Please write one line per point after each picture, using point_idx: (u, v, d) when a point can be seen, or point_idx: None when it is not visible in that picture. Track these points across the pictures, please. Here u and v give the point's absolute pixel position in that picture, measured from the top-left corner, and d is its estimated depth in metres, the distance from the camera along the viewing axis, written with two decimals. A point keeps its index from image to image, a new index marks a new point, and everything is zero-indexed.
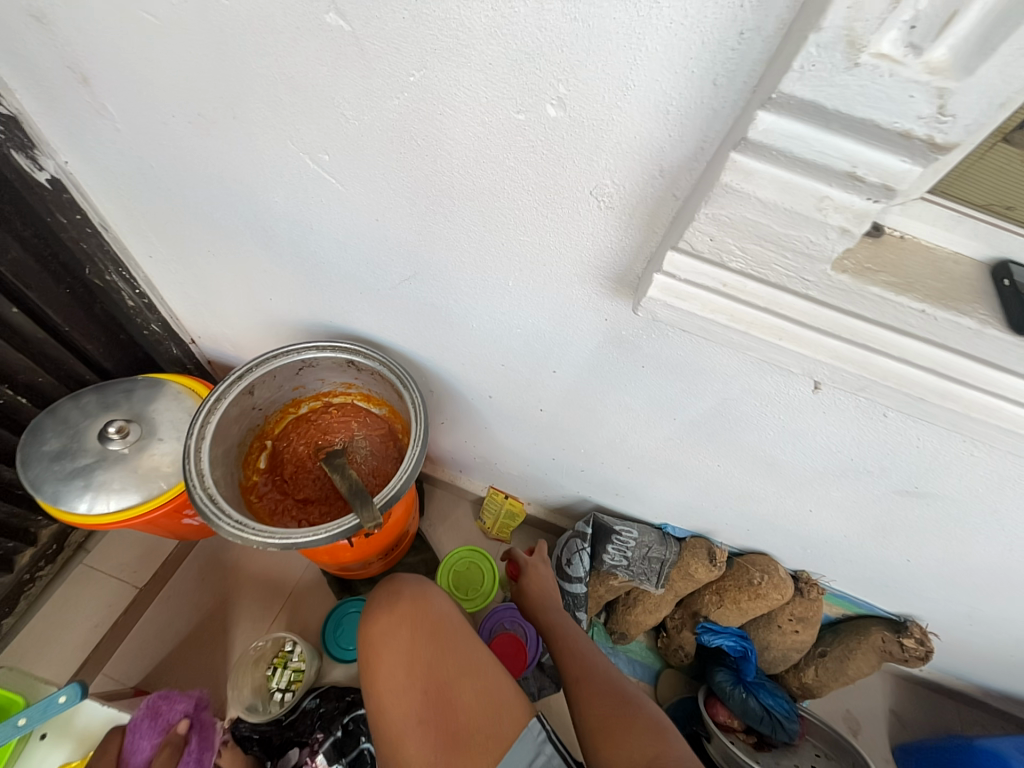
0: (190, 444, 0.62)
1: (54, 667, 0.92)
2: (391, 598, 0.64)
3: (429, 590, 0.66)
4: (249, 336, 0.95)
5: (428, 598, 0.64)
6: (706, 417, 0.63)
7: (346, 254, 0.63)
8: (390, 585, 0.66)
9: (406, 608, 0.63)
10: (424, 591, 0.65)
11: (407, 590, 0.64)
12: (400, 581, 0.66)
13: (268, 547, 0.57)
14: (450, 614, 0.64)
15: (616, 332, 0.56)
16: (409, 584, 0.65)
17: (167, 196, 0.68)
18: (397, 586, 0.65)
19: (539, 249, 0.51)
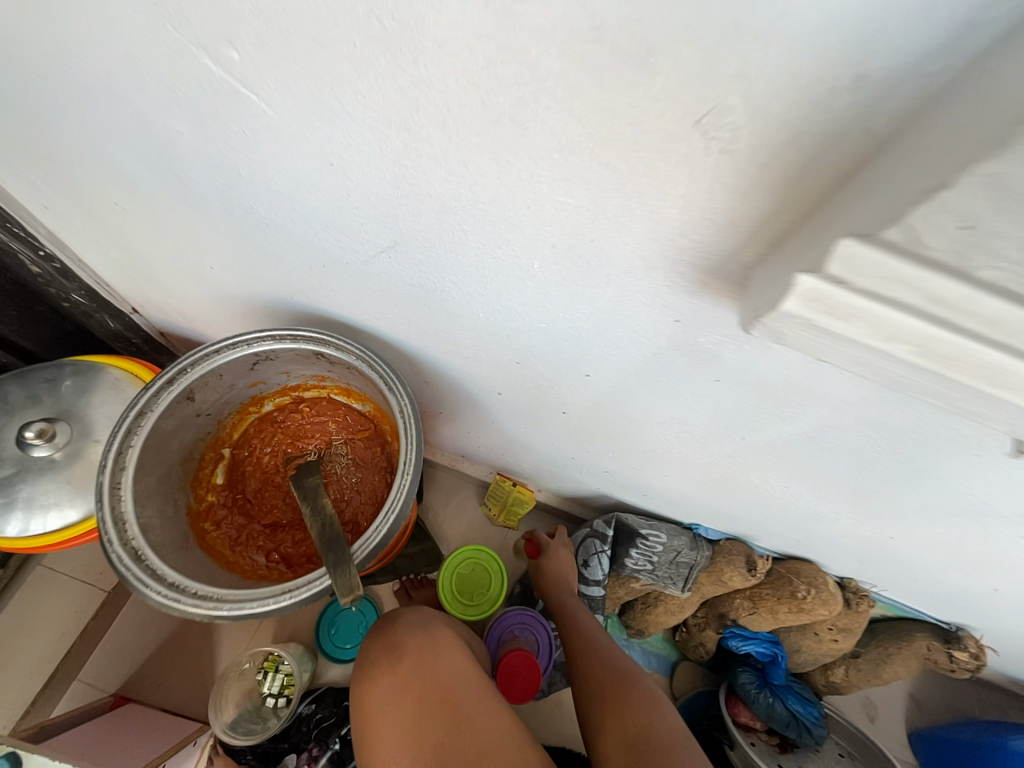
0: (104, 483, 0.46)
1: (20, 678, 0.84)
2: (388, 649, 0.54)
3: (432, 636, 0.56)
4: (197, 308, 0.76)
5: (430, 648, 0.55)
6: (790, 441, 0.48)
7: (297, 214, 0.44)
8: (387, 634, 0.56)
9: (404, 661, 0.53)
10: (425, 639, 0.55)
11: (406, 638, 0.55)
12: (399, 625, 0.57)
13: (215, 621, 0.43)
14: (454, 665, 0.54)
15: (689, 339, 0.39)
16: (408, 630, 0.56)
17: (30, 122, 0.46)
18: (396, 632, 0.56)
19: (586, 218, 0.32)
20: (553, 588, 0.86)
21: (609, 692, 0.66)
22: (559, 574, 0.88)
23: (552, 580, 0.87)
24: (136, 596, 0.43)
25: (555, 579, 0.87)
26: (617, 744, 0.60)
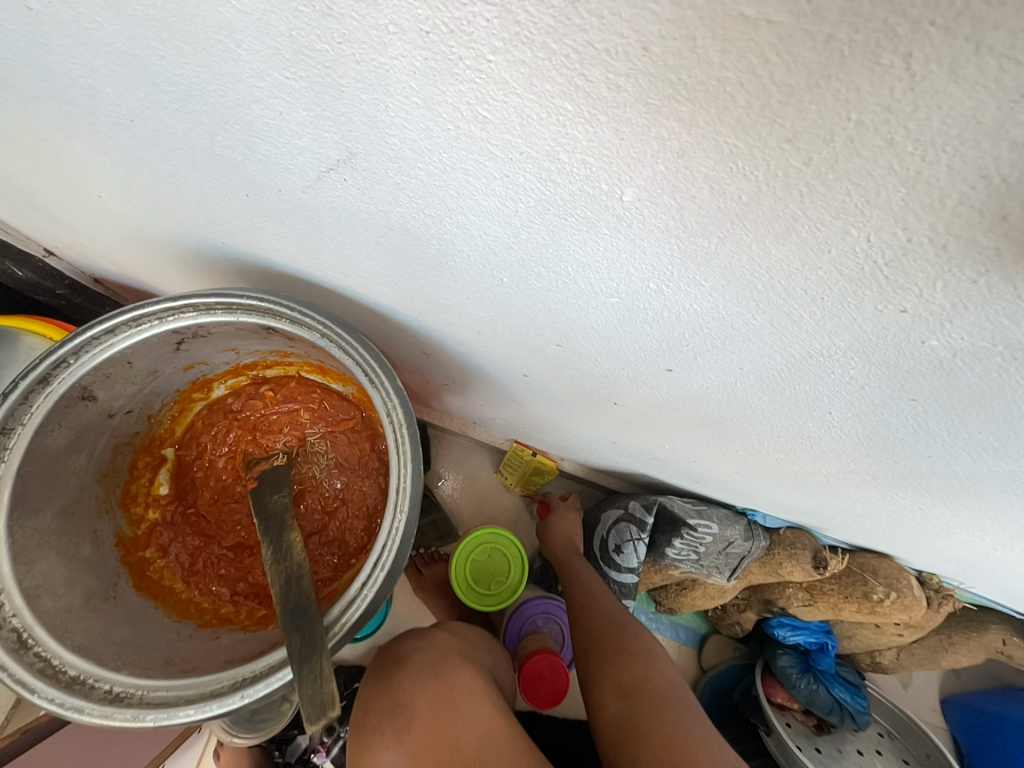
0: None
1: None
2: (391, 712, 0.39)
3: (449, 685, 0.40)
4: (117, 251, 0.57)
5: (447, 701, 0.39)
6: (982, 474, 0.31)
7: (169, 97, 0.24)
8: (389, 691, 0.41)
9: (413, 727, 0.37)
10: (440, 689, 0.40)
11: (414, 692, 0.40)
12: (406, 673, 0.43)
13: (140, 730, 0.31)
14: (480, 714, 0.39)
15: (913, 339, 0.20)
16: (416, 681, 0.41)
17: None
18: (400, 687, 0.41)
19: (807, 65, 0.12)
20: (560, 546, 0.80)
21: (609, 645, 0.60)
22: (570, 538, 0.82)
23: (560, 541, 0.81)
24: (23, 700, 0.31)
25: (561, 538, 0.81)
26: (614, 699, 0.54)
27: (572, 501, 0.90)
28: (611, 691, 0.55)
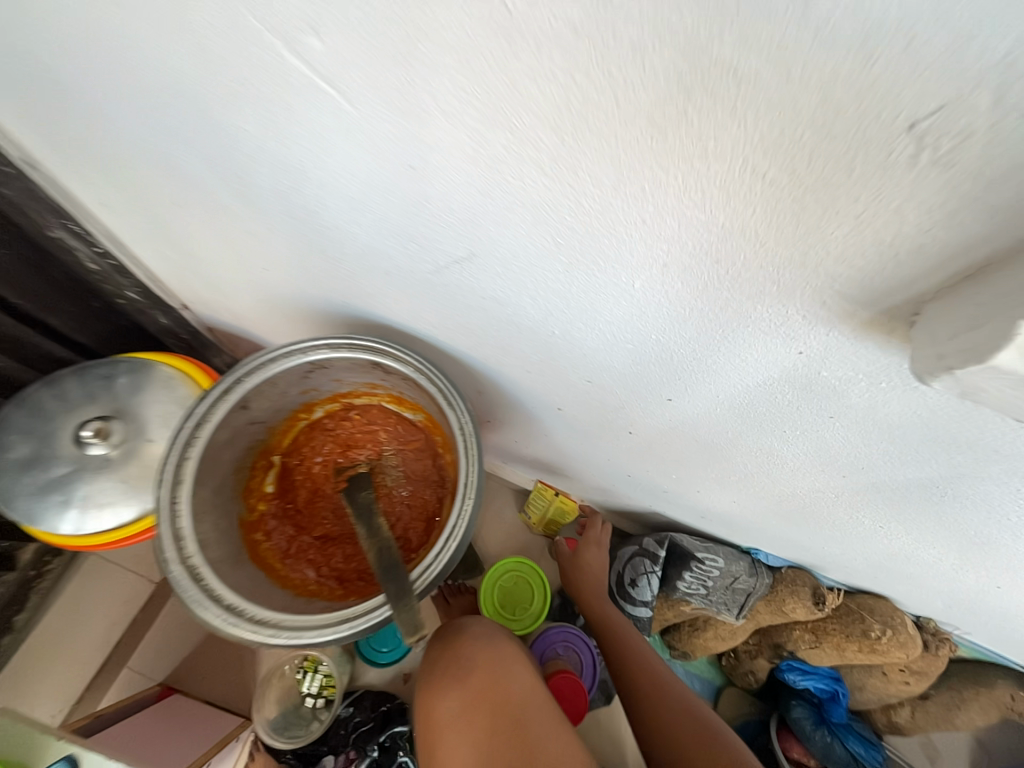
0: (162, 497, 0.45)
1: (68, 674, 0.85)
2: (453, 665, 0.48)
3: (500, 652, 0.50)
4: (246, 306, 0.74)
5: (499, 665, 0.49)
6: (905, 484, 0.42)
7: (367, 218, 0.40)
8: (451, 649, 0.50)
9: (472, 682, 0.47)
10: (495, 655, 0.49)
11: (472, 652, 0.49)
12: (464, 636, 0.52)
13: (275, 649, 0.42)
14: (526, 683, 0.47)
15: (815, 371, 0.33)
16: (474, 645, 0.50)
17: (93, 121, 0.44)
18: (461, 645, 0.50)
19: (718, 234, 0.27)
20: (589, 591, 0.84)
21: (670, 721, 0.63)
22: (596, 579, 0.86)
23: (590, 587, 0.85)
24: (192, 615, 0.42)
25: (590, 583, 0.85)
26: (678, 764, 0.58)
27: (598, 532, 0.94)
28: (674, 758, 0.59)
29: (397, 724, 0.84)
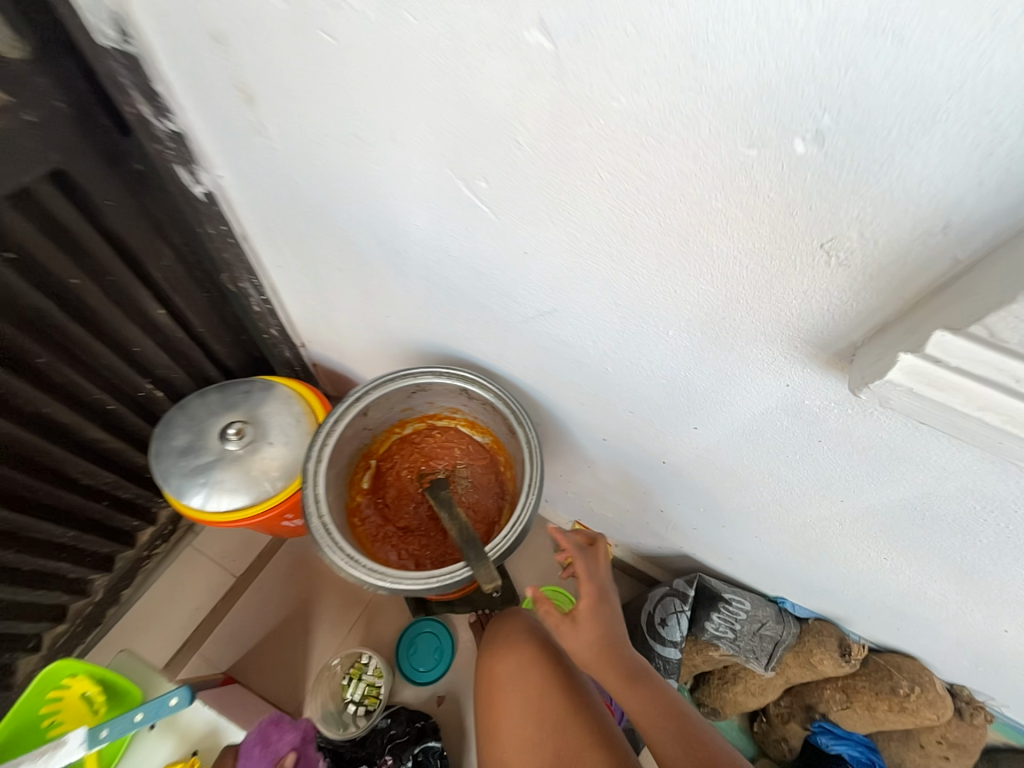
0: (309, 470, 0.62)
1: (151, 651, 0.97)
2: (510, 639, 0.66)
3: (544, 637, 0.67)
4: (356, 346, 0.94)
5: (543, 646, 0.66)
6: (891, 509, 0.52)
7: (483, 283, 0.58)
8: (507, 627, 0.68)
9: (521, 654, 0.65)
10: (540, 637, 0.66)
11: (523, 632, 0.67)
12: (518, 621, 0.69)
13: (378, 591, 0.57)
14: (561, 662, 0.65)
15: (802, 400, 0.46)
16: (525, 627, 0.68)
17: (307, 215, 0.66)
18: (515, 626, 0.68)
19: (725, 300, 0.42)
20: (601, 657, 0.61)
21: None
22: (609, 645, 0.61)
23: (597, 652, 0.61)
24: (320, 557, 0.58)
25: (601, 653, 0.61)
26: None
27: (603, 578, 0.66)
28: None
29: (431, 739, 0.91)
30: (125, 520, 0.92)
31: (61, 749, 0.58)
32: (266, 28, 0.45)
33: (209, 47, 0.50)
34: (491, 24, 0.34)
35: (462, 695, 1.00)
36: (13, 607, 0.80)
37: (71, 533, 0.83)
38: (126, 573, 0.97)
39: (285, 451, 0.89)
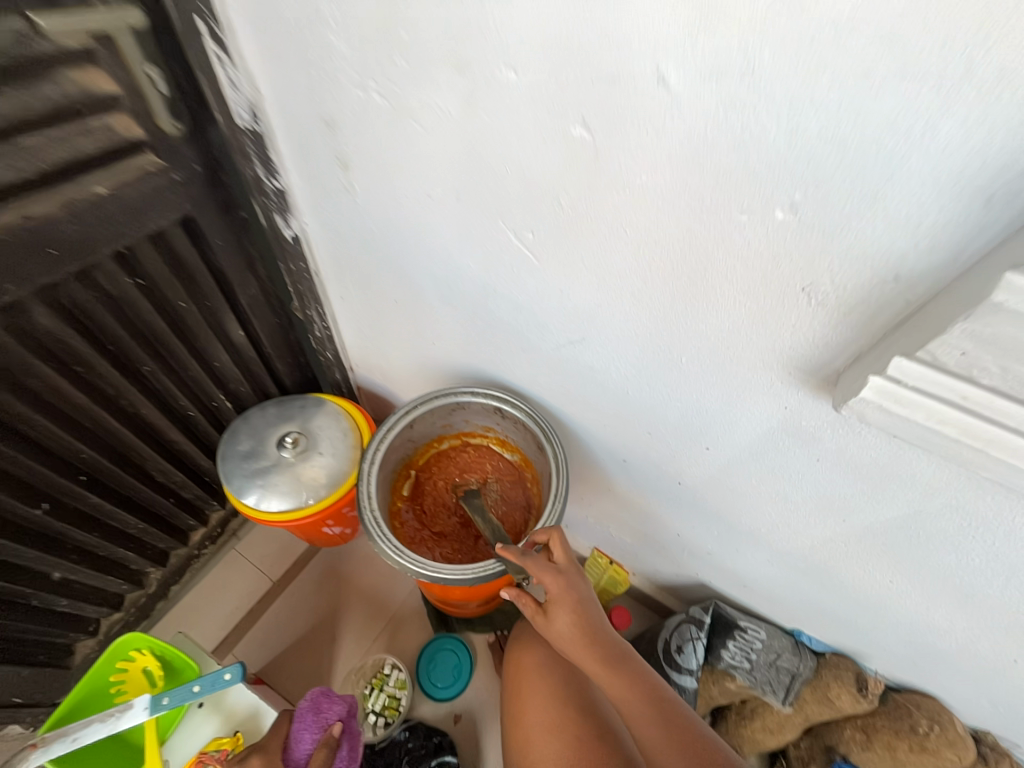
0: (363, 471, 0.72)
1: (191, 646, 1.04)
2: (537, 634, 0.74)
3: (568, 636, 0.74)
4: (400, 372, 1.05)
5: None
6: (890, 528, 0.57)
7: (522, 315, 0.68)
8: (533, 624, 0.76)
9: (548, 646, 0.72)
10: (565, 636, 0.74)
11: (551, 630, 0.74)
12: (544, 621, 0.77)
13: (419, 578, 0.65)
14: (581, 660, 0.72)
15: (799, 421, 0.53)
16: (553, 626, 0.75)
17: (375, 256, 0.79)
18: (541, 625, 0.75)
19: (729, 332, 0.51)
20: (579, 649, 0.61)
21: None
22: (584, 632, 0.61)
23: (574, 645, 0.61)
24: (370, 546, 0.66)
25: (578, 645, 0.61)
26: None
27: (567, 560, 0.65)
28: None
29: (447, 754, 0.93)
30: (183, 519, 1.02)
31: (127, 711, 0.65)
32: (370, 117, 0.58)
33: (320, 128, 0.64)
34: (547, 120, 0.46)
35: (477, 716, 1.02)
36: (83, 590, 0.88)
37: (141, 526, 0.92)
38: (177, 569, 1.05)
39: (333, 461, 0.98)
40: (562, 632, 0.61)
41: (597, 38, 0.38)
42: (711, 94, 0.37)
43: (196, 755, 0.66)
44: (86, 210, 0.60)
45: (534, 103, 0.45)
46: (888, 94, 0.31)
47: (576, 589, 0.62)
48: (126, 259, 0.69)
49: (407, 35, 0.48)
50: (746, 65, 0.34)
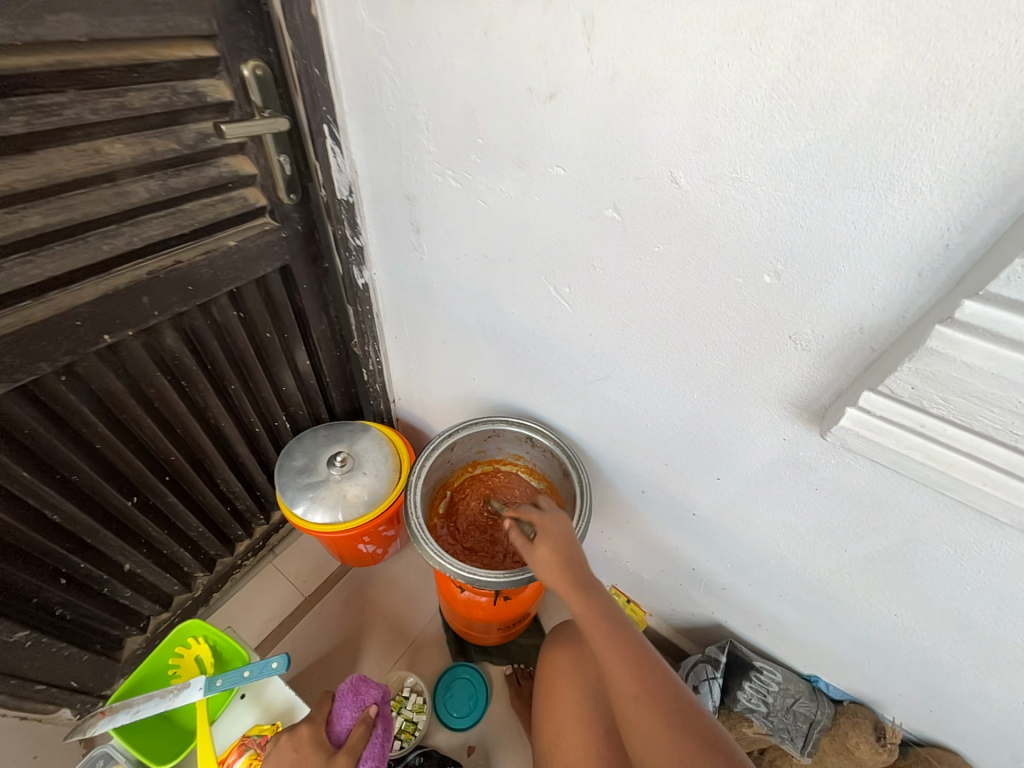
0: (411, 485, 0.84)
1: None
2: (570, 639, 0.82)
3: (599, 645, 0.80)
4: (439, 404, 1.16)
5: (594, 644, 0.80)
6: (890, 557, 0.63)
7: (557, 354, 0.80)
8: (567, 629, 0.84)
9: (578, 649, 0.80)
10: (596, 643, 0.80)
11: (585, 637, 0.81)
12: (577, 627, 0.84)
13: (457, 578, 0.75)
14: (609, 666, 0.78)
15: (797, 451, 0.62)
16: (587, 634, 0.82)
17: (432, 302, 0.93)
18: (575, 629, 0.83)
19: (732, 372, 0.61)
20: (553, 576, 0.70)
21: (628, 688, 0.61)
22: (567, 560, 0.71)
23: (550, 570, 0.71)
24: (414, 548, 0.77)
25: (554, 570, 0.71)
26: (638, 722, 0.59)
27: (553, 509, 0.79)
28: (638, 718, 0.59)
29: None
30: (233, 529, 1.11)
31: (184, 690, 0.73)
32: (444, 194, 0.74)
33: (401, 200, 0.80)
34: (586, 203, 0.59)
35: (490, 749, 1.02)
36: (143, 585, 0.97)
37: (201, 530, 1.02)
38: (221, 577, 1.14)
39: (374, 481, 1.08)
40: (544, 559, 0.71)
41: (628, 150, 0.52)
42: (712, 192, 0.49)
43: (239, 739, 0.74)
44: (219, 258, 0.76)
45: (577, 190, 0.59)
46: (838, 198, 0.43)
47: (559, 523, 0.75)
48: (235, 296, 0.85)
49: (482, 139, 0.64)
50: (738, 174, 0.47)
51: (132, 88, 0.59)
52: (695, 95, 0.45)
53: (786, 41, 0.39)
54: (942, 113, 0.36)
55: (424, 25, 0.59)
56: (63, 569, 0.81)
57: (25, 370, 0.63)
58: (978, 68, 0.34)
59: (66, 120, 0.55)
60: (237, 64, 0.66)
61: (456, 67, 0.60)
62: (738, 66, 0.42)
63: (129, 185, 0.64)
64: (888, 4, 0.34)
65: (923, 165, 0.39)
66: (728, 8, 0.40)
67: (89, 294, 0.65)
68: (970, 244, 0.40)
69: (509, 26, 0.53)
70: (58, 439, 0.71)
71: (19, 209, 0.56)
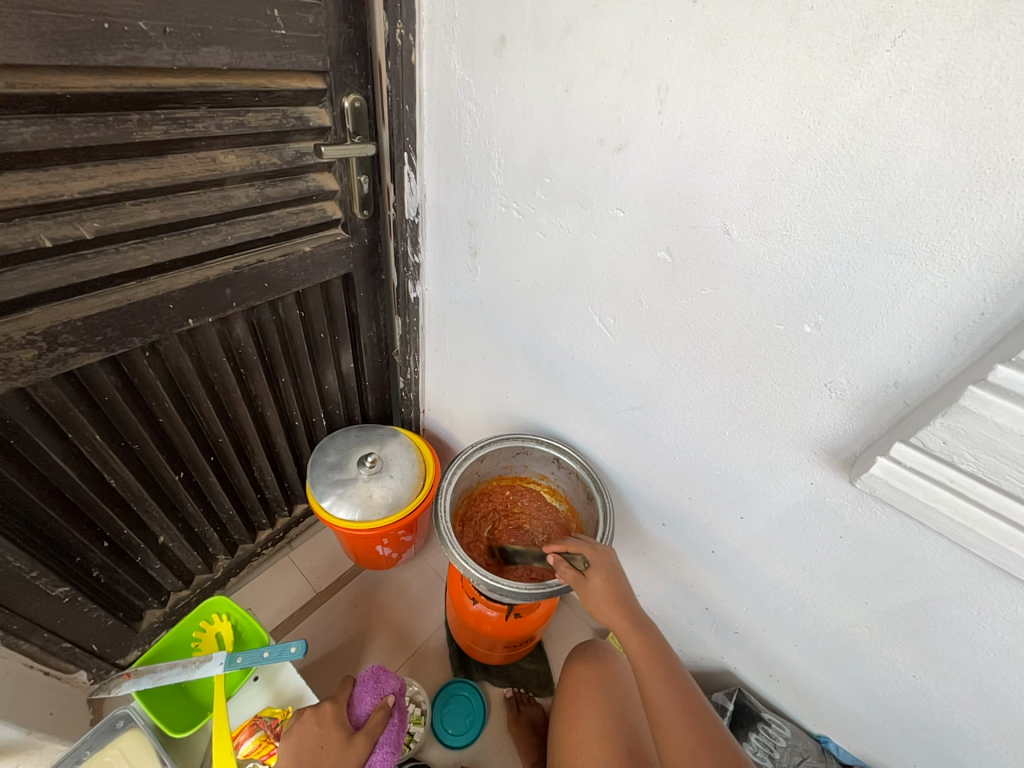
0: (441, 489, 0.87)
1: None
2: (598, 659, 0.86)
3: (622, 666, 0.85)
4: (468, 419, 1.20)
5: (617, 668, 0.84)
6: (913, 614, 0.63)
7: (593, 380, 0.84)
8: (596, 646, 0.88)
9: (602, 667, 0.84)
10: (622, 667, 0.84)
11: (618, 660, 0.86)
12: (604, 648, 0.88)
13: (478, 583, 0.78)
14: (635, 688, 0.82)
15: (823, 497, 0.64)
16: (619, 660, 0.86)
17: (477, 320, 0.98)
18: (603, 650, 0.87)
19: (765, 412, 0.64)
20: (610, 609, 0.73)
21: (680, 734, 0.64)
22: (619, 590, 0.74)
23: (607, 603, 0.73)
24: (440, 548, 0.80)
25: (609, 601, 0.73)
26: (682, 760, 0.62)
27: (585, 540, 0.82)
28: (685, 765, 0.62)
29: None
30: (259, 517, 1.15)
31: (205, 663, 0.76)
32: (506, 223, 0.80)
33: (463, 226, 0.87)
34: (641, 244, 0.65)
35: None
36: (172, 559, 1.01)
37: (231, 513, 1.06)
38: (241, 562, 1.17)
39: (399, 486, 1.11)
40: (598, 589, 0.74)
41: (687, 201, 0.58)
42: (761, 246, 0.54)
43: (251, 717, 0.81)
44: (294, 261, 0.84)
45: (634, 232, 0.65)
46: (881, 262, 0.47)
47: (605, 553, 0.77)
48: (300, 297, 0.92)
49: (550, 179, 0.70)
50: (787, 232, 0.52)
51: (250, 109, 0.67)
52: (754, 159, 0.51)
53: (842, 123, 0.44)
54: (982, 196, 0.40)
55: (511, 78, 0.67)
56: (107, 533, 0.86)
57: (119, 342, 0.70)
58: (1015, 162, 0.38)
59: (195, 132, 0.64)
60: (340, 96, 0.75)
61: (535, 115, 0.67)
62: (797, 139, 0.47)
63: (233, 190, 0.72)
64: (937, 101, 0.40)
65: (962, 241, 0.43)
66: (791, 91, 0.46)
67: (184, 281, 0.72)
68: (1004, 316, 0.43)
69: (589, 86, 0.59)
70: (131, 409, 0.77)
71: (142, 202, 0.64)
